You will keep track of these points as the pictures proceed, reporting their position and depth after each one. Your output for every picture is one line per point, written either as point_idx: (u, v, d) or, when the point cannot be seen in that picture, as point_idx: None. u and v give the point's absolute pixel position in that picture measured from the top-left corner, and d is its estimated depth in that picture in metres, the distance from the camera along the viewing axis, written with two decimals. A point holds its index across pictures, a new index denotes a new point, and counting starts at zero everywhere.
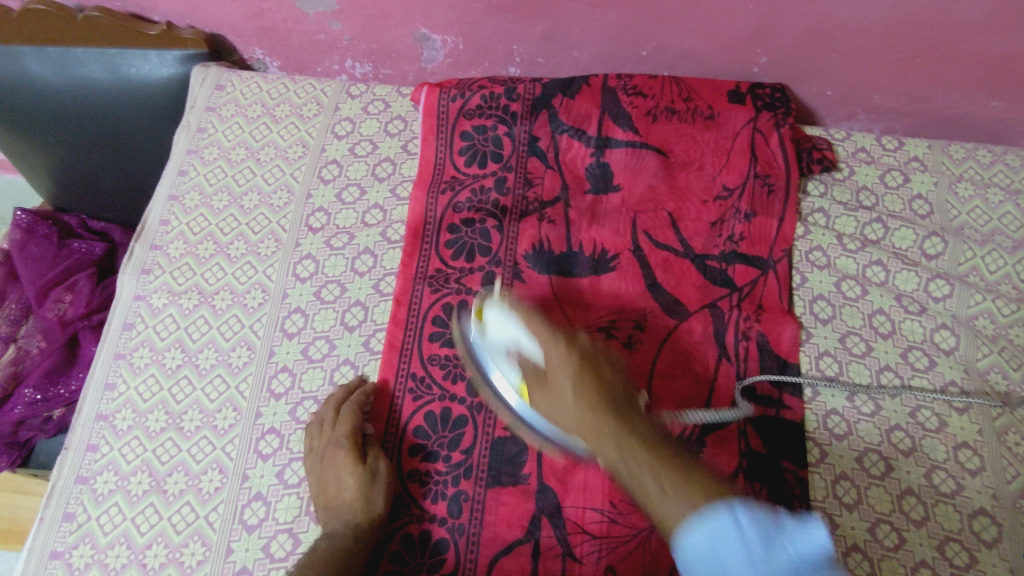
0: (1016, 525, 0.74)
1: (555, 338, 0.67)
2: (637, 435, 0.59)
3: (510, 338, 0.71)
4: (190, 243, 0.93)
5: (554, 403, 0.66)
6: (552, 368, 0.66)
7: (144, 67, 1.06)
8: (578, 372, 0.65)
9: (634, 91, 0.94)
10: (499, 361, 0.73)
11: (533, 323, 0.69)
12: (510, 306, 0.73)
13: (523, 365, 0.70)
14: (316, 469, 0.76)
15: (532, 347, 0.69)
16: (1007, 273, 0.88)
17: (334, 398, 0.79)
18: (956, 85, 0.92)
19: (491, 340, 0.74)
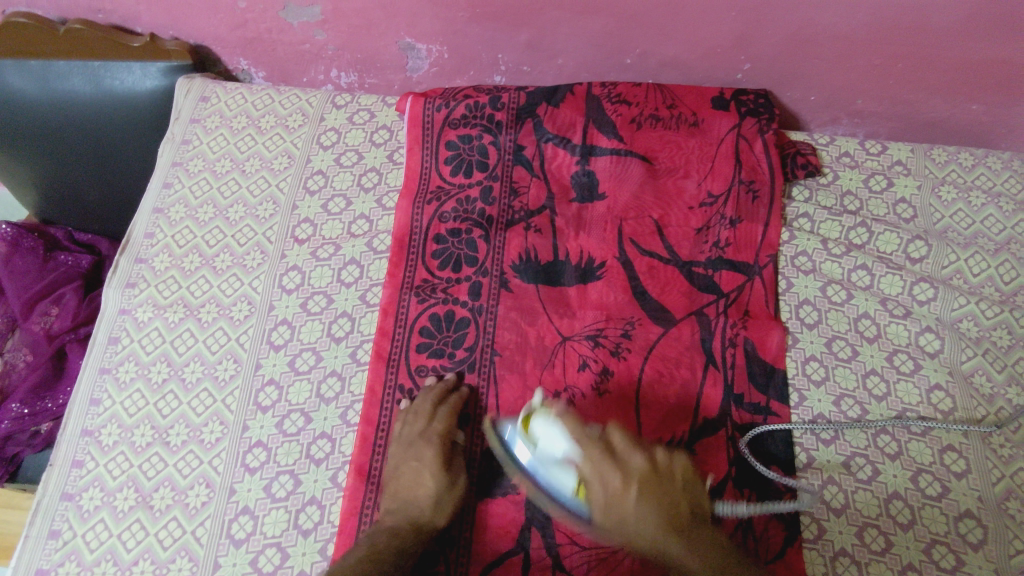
0: (1001, 527, 0.74)
1: (613, 467, 0.64)
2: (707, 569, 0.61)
3: (565, 451, 0.67)
4: (175, 256, 0.92)
5: (618, 522, 0.64)
6: (613, 490, 0.64)
7: (127, 80, 1.07)
8: (642, 493, 0.63)
9: (618, 99, 0.95)
10: (544, 477, 0.68)
11: (587, 443, 0.66)
12: (563, 423, 0.68)
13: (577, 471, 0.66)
14: (397, 457, 0.77)
15: (586, 446, 0.66)
16: (990, 275, 0.89)
17: (436, 395, 0.80)
18: (937, 89, 0.93)
19: (539, 454, 0.69)
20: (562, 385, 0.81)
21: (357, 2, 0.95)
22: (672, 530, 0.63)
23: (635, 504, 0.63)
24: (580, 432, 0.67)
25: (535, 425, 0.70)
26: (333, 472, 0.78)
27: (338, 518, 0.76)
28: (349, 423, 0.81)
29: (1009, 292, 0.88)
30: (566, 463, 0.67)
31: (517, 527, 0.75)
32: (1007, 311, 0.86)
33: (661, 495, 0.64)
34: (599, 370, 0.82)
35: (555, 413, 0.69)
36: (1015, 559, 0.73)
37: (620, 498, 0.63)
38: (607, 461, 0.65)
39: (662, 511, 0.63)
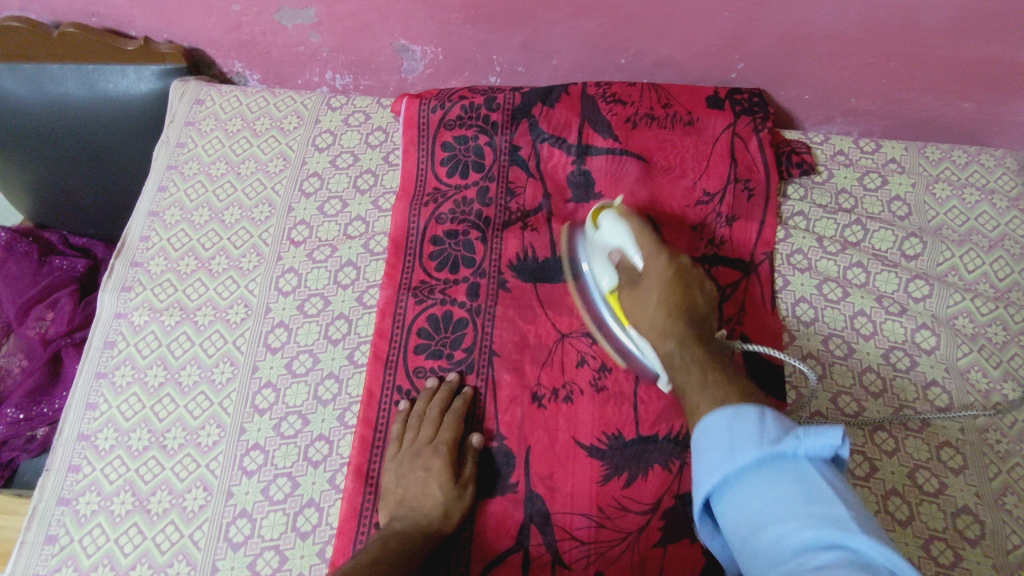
0: (998, 522, 0.74)
1: (659, 254, 0.74)
2: (696, 360, 0.66)
3: (616, 244, 0.77)
4: (171, 259, 0.92)
5: (641, 307, 0.73)
6: (647, 273, 0.74)
7: (121, 83, 1.07)
8: (669, 286, 0.72)
9: (612, 99, 0.94)
10: (597, 263, 0.80)
11: (642, 238, 0.75)
12: (629, 218, 0.77)
13: (621, 261, 0.76)
14: (402, 463, 0.77)
15: (638, 236, 0.75)
16: (985, 272, 0.89)
17: (441, 401, 0.80)
18: (929, 87, 0.94)
19: (598, 239, 0.79)
20: (560, 381, 0.82)
21: (351, 4, 0.95)
22: (683, 324, 0.70)
23: (657, 295, 0.72)
24: (642, 227, 0.76)
25: (602, 217, 0.79)
26: (331, 473, 0.78)
27: (336, 520, 0.76)
28: (346, 424, 0.81)
29: (1003, 289, 0.88)
30: (614, 254, 0.77)
31: (517, 526, 0.75)
32: (1002, 307, 0.86)
33: (687, 303, 0.72)
34: (597, 366, 0.82)
35: (629, 211, 0.79)
36: (1013, 554, 0.73)
37: (649, 284, 0.73)
38: (653, 246, 0.74)
39: (681, 311, 0.71)
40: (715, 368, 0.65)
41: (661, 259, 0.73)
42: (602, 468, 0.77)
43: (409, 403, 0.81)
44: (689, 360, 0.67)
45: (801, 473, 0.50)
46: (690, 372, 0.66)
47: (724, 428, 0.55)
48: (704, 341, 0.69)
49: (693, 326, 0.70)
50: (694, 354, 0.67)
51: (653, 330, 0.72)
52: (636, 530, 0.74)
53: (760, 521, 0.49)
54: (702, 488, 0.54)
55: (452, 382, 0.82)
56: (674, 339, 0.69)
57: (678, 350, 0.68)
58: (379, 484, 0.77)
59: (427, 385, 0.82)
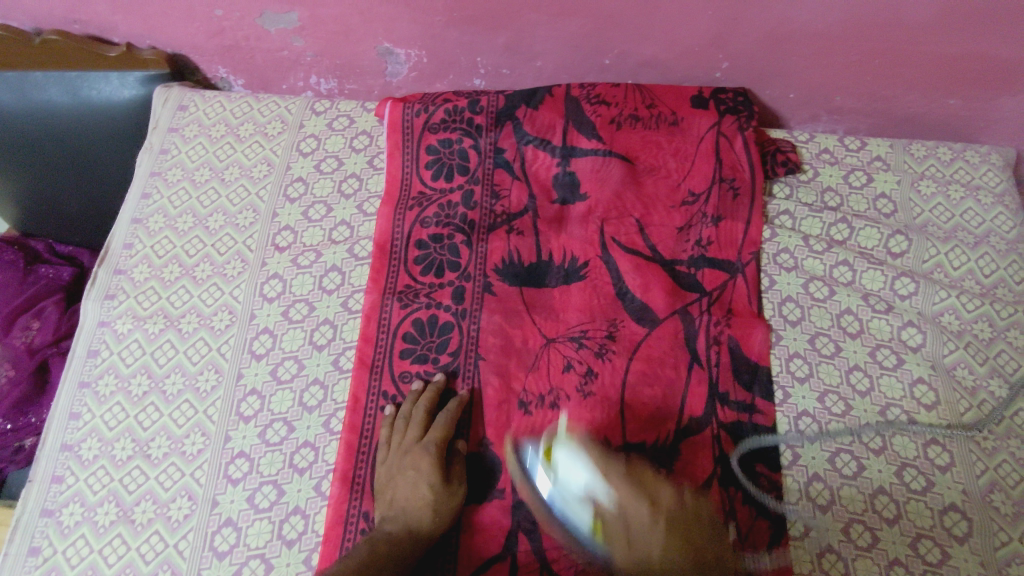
0: (986, 519, 0.74)
1: (642, 501, 0.65)
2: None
3: (587, 484, 0.68)
4: (154, 267, 0.92)
5: (635, 553, 0.63)
6: (631, 515, 0.64)
7: (104, 90, 1.06)
8: (666, 528, 0.63)
9: (597, 100, 0.94)
10: (565, 510, 0.70)
11: (613, 471, 0.67)
12: (580, 449, 0.70)
13: (597, 505, 0.67)
14: (392, 465, 0.77)
15: (611, 477, 0.67)
16: (970, 269, 0.89)
17: (432, 401, 0.79)
18: (914, 84, 0.94)
19: (560, 485, 0.70)
20: (547, 385, 0.81)
21: (334, 8, 0.94)
22: (682, 544, 0.62)
23: (654, 533, 0.62)
24: (607, 464, 0.68)
25: (556, 453, 0.72)
26: (317, 481, 0.78)
27: (322, 527, 0.75)
28: (331, 431, 0.80)
29: (989, 285, 0.88)
30: (587, 497, 0.68)
31: (504, 532, 0.75)
32: (988, 303, 0.86)
33: (684, 522, 0.63)
34: (583, 371, 0.82)
35: (581, 437, 0.72)
36: (1001, 551, 0.73)
37: (640, 526, 0.63)
38: (637, 496, 0.65)
39: (686, 539, 0.62)
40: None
41: (620, 473, 0.67)
42: None
43: (396, 406, 0.81)
44: None
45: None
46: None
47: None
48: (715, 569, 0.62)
49: (692, 543, 0.62)
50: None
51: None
52: None
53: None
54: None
55: (440, 383, 0.81)
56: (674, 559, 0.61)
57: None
58: (366, 489, 0.77)
59: (413, 388, 0.82)
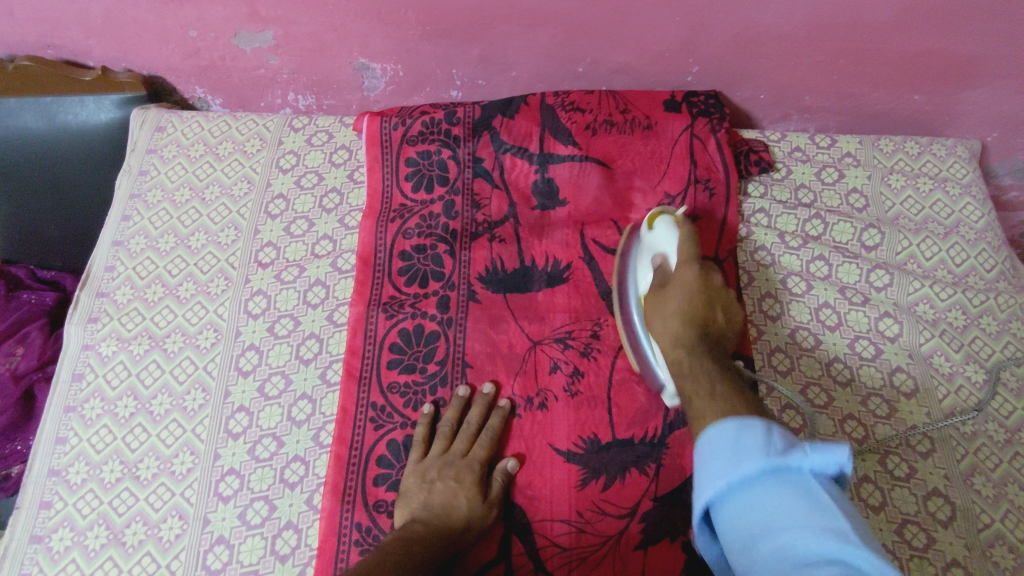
0: (968, 502, 0.76)
1: (692, 267, 0.73)
2: (708, 372, 0.65)
3: (664, 249, 0.77)
4: (137, 288, 0.92)
5: (664, 315, 0.72)
6: (676, 283, 0.73)
7: (81, 114, 1.08)
8: (695, 299, 0.71)
9: (571, 107, 0.95)
10: (641, 260, 0.80)
11: (685, 250, 0.75)
12: (682, 225, 0.77)
13: (660, 266, 0.76)
14: (431, 471, 0.77)
15: (684, 249, 0.75)
16: (941, 259, 0.91)
17: (482, 413, 0.80)
18: (879, 82, 0.96)
19: (648, 243, 0.80)
20: (534, 389, 0.82)
21: (308, 25, 0.95)
22: (699, 341, 0.69)
23: (678, 305, 0.72)
24: (690, 246, 0.75)
25: (658, 221, 0.79)
26: (308, 494, 0.78)
27: (316, 540, 0.75)
28: (321, 444, 0.81)
29: (961, 274, 0.91)
30: (657, 258, 0.77)
31: (498, 536, 0.75)
32: (960, 291, 0.88)
33: (710, 308, 0.71)
34: (570, 371, 0.83)
35: (687, 221, 0.78)
36: (983, 533, 0.74)
37: (674, 294, 0.73)
38: (688, 266, 0.73)
39: (701, 326, 0.70)
40: (720, 379, 0.64)
41: (693, 269, 0.73)
42: (580, 473, 0.77)
43: (434, 406, 0.82)
44: (694, 371, 0.66)
45: (807, 489, 0.45)
46: (703, 383, 0.64)
47: (727, 438, 0.50)
48: (711, 350, 0.69)
49: (705, 333, 0.70)
50: (702, 362, 0.67)
51: (667, 338, 0.71)
52: (615, 533, 0.74)
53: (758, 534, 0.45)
54: (702, 496, 0.49)
55: (489, 394, 0.81)
56: (684, 353, 0.69)
57: (687, 359, 0.68)
58: (358, 499, 0.76)
59: (456, 393, 0.82)
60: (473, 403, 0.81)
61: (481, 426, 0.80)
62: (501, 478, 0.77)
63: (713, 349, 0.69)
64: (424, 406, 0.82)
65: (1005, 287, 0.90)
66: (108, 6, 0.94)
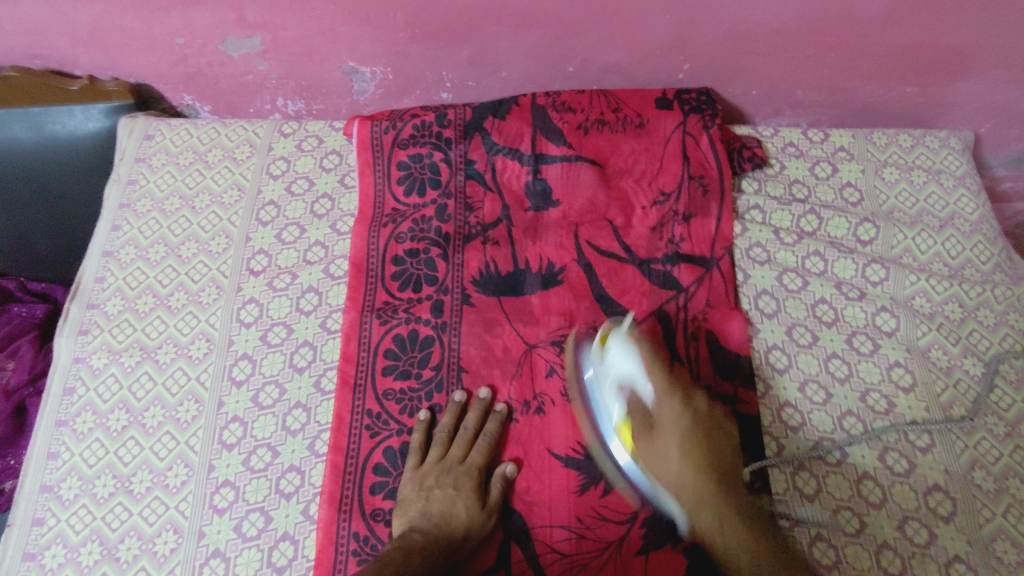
0: (969, 497, 0.75)
1: (677, 402, 0.73)
2: (714, 499, 0.69)
3: (628, 373, 0.73)
4: (127, 299, 0.90)
5: (660, 466, 0.71)
6: (663, 419, 0.73)
7: (68, 123, 1.05)
8: (697, 448, 0.71)
9: (563, 107, 0.94)
10: (604, 390, 0.75)
11: (654, 372, 0.73)
12: (637, 343, 0.74)
13: (632, 392, 0.73)
14: (428, 479, 0.76)
15: (653, 370, 0.73)
16: (937, 252, 0.91)
17: (478, 419, 0.79)
18: (871, 75, 0.96)
19: (604, 366, 0.75)
20: (531, 394, 0.82)
21: (296, 30, 0.94)
22: (716, 472, 0.70)
23: (677, 451, 0.71)
24: (657, 370, 0.74)
25: (609, 340, 0.75)
26: (304, 505, 0.77)
27: (313, 551, 0.74)
28: (317, 453, 0.80)
29: (957, 267, 0.90)
30: (624, 383, 0.73)
31: (498, 544, 0.75)
32: (956, 284, 0.88)
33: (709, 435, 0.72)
34: (567, 375, 0.82)
35: (635, 332, 0.76)
36: (985, 527, 0.74)
37: (668, 444, 0.72)
38: (674, 407, 0.73)
39: (711, 467, 0.71)
40: (732, 513, 0.69)
41: (678, 404, 0.73)
42: (578, 477, 0.77)
43: (430, 412, 0.81)
44: (732, 543, 0.68)
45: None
46: (732, 541, 0.68)
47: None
48: (723, 480, 0.70)
49: (719, 470, 0.71)
50: (724, 499, 0.69)
51: (674, 490, 0.70)
52: (616, 538, 0.74)
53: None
54: None
55: (485, 399, 0.81)
56: (701, 484, 0.70)
57: (716, 526, 0.69)
58: (355, 508, 0.76)
59: (453, 399, 0.81)
60: (470, 408, 0.81)
61: (478, 431, 0.79)
62: (499, 484, 0.76)
63: (731, 480, 0.71)
64: (421, 412, 0.81)
65: (1001, 279, 0.89)
66: (94, 14, 0.93)
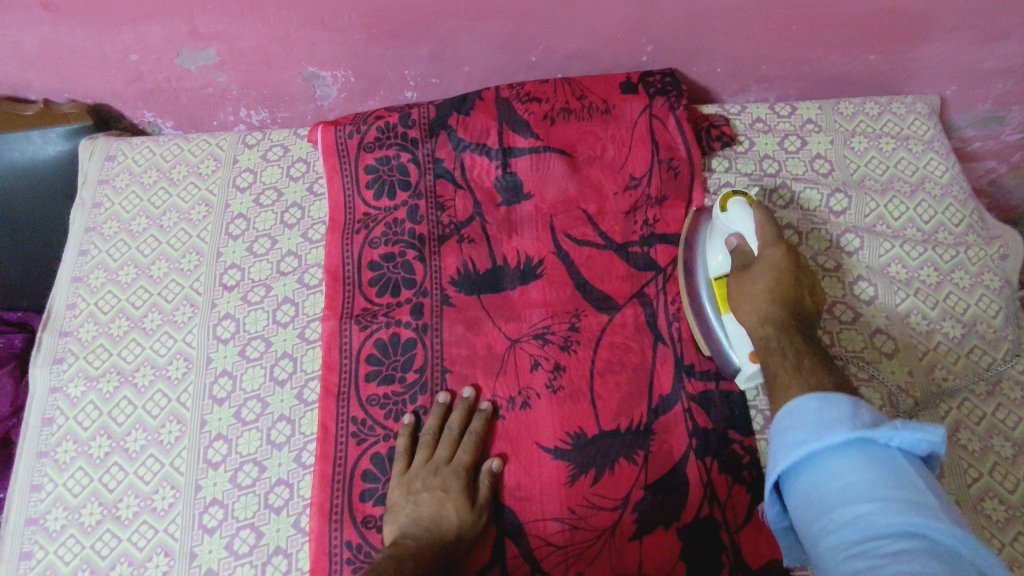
0: (954, 458, 0.76)
1: (776, 246, 0.71)
2: (789, 364, 0.62)
3: (742, 230, 0.75)
4: (101, 324, 0.89)
5: (749, 294, 0.70)
6: (762, 264, 0.71)
7: (28, 150, 1.02)
8: (782, 284, 0.69)
9: (527, 98, 0.93)
10: (715, 240, 0.79)
11: (763, 228, 0.73)
12: (758, 206, 0.75)
13: (739, 247, 0.75)
14: (416, 482, 0.75)
15: (763, 228, 0.73)
16: (910, 217, 0.91)
17: (463, 417, 0.79)
18: (833, 45, 0.96)
19: (721, 221, 0.78)
20: (516, 388, 0.81)
21: (251, 38, 0.93)
22: (784, 304, 0.68)
23: (765, 290, 0.69)
24: (768, 222, 0.73)
25: (731, 200, 0.77)
26: (295, 517, 0.77)
27: (307, 564, 0.74)
28: (304, 465, 0.79)
29: (930, 230, 0.91)
30: (732, 240, 0.76)
31: (492, 539, 0.75)
32: (930, 248, 0.88)
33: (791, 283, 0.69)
34: (550, 367, 0.82)
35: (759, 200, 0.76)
36: (973, 487, 0.74)
37: (761, 277, 0.70)
38: (779, 257, 0.70)
39: (791, 306, 0.68)
40: (805, 370, 0.61)
41: (779, 248, 0.71)
42: (568, 468, 0.77)
43: (414, 415, 0.81)
44: (785, 351, 0.64)
45: (887, 463, 0.49)
46: (787, 358, 0.63)
47: (812, 411, 0.54)
48: (807, 336, 0.65)
49: (798, 313, 0.68)
50: (787, 345, 0.64)
51: (752, 316, 0.69)
52: (609, 525, 0.74)
53: (835, 500, 0.49)
54: None
55: (468, 399, 0.80)
56: (775, 320, 0.67)
57: (772, 337, 0.66)
58: (345, 516, 0.75)
59: (436, 401, 0.81)
60: (454, 409, 0.80)
61: (464, 431, 0.79)
62: (487, 481, 0.76)
63: (803, 323, 0.67)
64: (405, 416, 0.81)
65: (974, 240, 0.90)
66: (43, 37, 0.92)
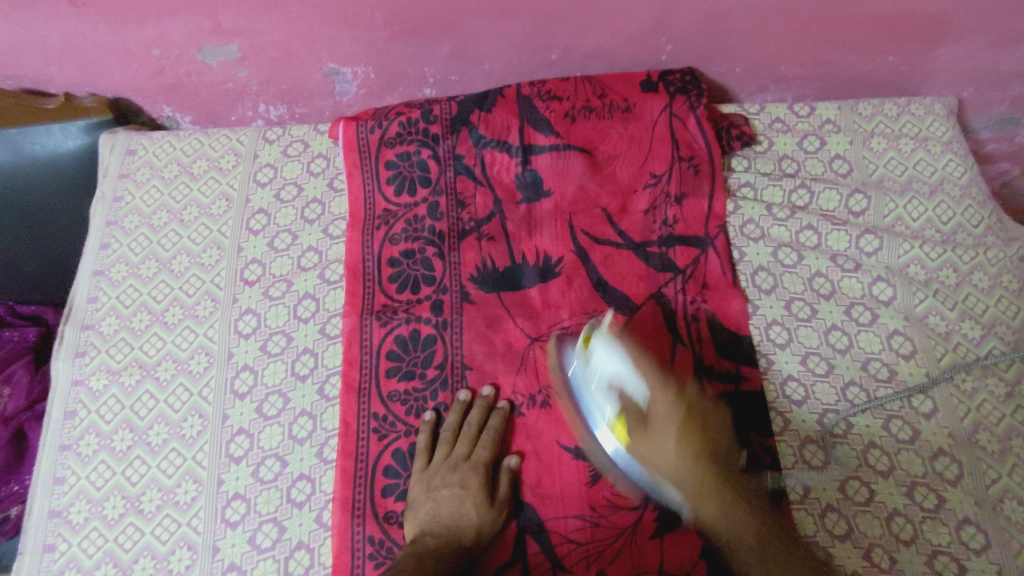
0: (974, 459, 0.76)
1: (667, 394, 0.72)
2: (748, 522, 0.67)
3: (618, 373, 0.72)
4: (122, 317, 0.89)
5: (653, 448, 0.69)
6: (656, 414, 0.71)
7: (48, 143, 1.02)
8: (685, 432, 0.70)
9: (549, 96, 0.93)
10: (589, 390, 0.74)
11: (648, 373, 0.72)
12: (620, 342, 0.73)
13: (624, 399, 0.71)
14: (436, 478, 0.76)
15: (641, 368, 0.72)
16: (928, 218, 0.92)
17: (480, 415, 0.79)
18: (853, 46, 0.96)
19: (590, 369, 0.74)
20: (536, 386, 0.82)
21: (273, 34, 0.93)
22: (703, 453, 0.69)
23: (675, 441, 0.69)
24: (635, 355, 0.73)
25: (592, 340, 0.74)
26: (317, 512, 0.77)
27: (329, 559, 0.74)
28: (326, 460, 0.79)
29: (949, 232, 0.91)
30: (613, 387, 0.72)
31: (512, 537, 0.75)
32: (949, 250, 0.89)
33: (695, 426, 0.71)
34: None
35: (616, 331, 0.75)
36: (992, 489, 0.75)
37: (664, 434, 0.70)
38: (665, 398, 0.71)
39: (710, 452, 0.70)
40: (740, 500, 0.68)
41: (668, 391, 0.72)
42: (590, 467, 0.77)
43: (436, 412, 0.81)
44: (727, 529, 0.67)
45: None
46: (745, 536, 0.66)
47: None
48: (731, 481, 0.69)
49: (708, 447, 0.71)
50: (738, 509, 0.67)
51: (688, 488, 0.68)
52: (630, 524, 0.74)
53: None
54: None
55: (488, 396, 0.81)
56: (701, 474, 0.68)
57: (723, 514, 0.68)
58: (368, 511, 0.76)
59: (457, 398, 0.81)
60: (474, 406, 0.81)
61: (482, 428, 0.79)
62: (507, 478, 0.77)
63: (717, 456, 0.71)
64: (427, 413, 0.81)
65: (992, 242, 0.90)
66: (67, 31, 0.92)
